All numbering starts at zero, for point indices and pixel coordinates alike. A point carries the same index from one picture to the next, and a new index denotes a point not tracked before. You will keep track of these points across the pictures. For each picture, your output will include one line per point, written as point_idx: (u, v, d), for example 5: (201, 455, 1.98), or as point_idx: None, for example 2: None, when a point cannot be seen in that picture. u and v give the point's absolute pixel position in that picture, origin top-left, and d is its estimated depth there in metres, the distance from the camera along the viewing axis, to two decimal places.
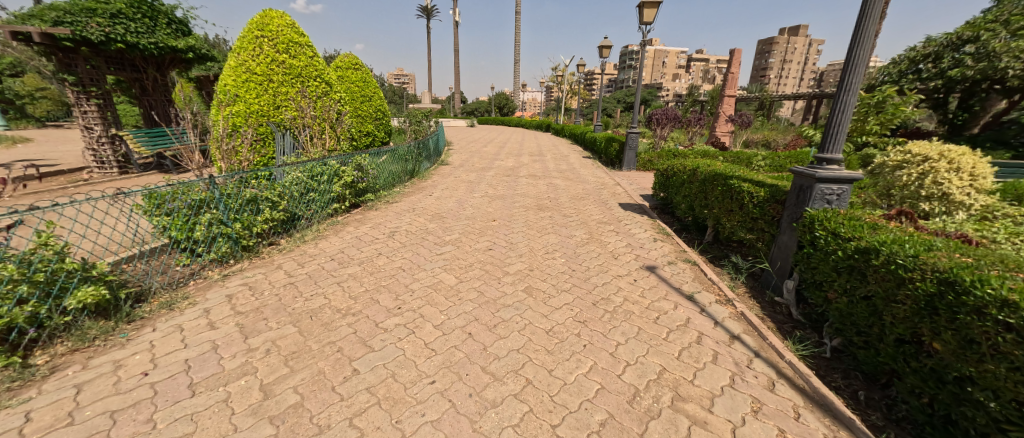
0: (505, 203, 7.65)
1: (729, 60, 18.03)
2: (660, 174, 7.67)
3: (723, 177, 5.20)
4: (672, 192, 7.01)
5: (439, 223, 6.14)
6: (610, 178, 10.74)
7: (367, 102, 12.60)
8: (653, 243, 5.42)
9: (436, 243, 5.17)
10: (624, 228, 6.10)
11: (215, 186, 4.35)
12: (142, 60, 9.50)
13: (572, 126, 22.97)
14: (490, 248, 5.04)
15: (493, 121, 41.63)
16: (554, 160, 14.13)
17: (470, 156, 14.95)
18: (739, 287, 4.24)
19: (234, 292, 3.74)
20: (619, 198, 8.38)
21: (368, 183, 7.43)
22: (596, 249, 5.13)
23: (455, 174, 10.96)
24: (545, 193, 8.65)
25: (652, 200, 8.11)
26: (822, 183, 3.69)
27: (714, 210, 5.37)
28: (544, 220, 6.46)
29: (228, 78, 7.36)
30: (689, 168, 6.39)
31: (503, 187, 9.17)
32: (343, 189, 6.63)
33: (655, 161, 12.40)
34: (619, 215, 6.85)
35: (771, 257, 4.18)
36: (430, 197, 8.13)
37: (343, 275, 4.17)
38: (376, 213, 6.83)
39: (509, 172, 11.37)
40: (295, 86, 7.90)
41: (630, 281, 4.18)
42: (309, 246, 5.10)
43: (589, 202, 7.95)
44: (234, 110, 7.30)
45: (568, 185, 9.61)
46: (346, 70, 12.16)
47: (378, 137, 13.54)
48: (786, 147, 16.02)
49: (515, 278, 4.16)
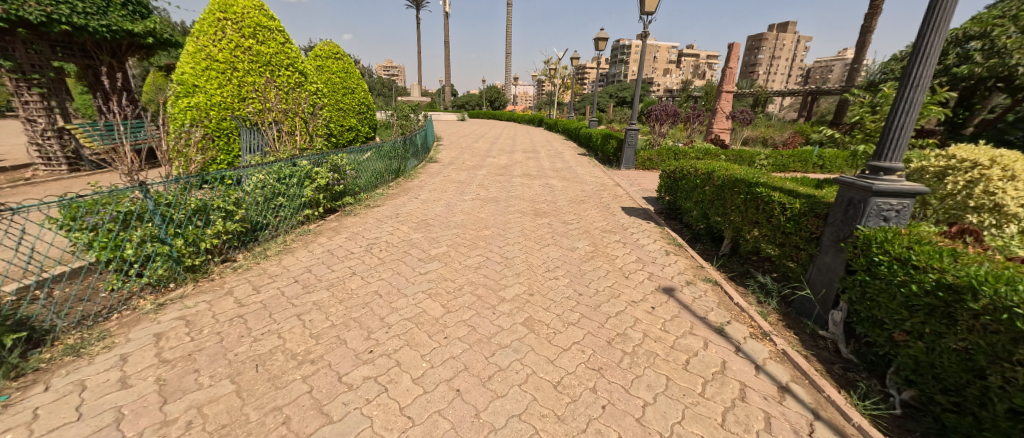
0: (498, 208, 6.97)
1: (727, 55, 17.49)
2: (667, 176, 7.06)
3: (746, 183, 4.58)
4: (681, 196, 6.39)
5: (423, 232, 5.44)
6: (609, 178, 10.13)
7: (349, 95, 11.81)
8: (666, 258, 4.81)
9: (420, 259, 4.49)
10: (632, 238, 5.48)
11: (148, 194, 3.61)
12: (93, 44, 8.56)
13: (566, 121, 22.31)
14: (482, 265, 4.39)
15: (484, 115, 40.74)
16: (548, 158, 13.45)
17: (461, 152, 14.21)
18: (772, 314, 3.65)
19: (164, 330, 3.05)
20: (621, 201, 7.76)
21: (346, 184, 6.69)
22: (603, 266, 4.51)
23: (443, 173, 10.21)
24: (541, 195, 8.00)
25: (658, 204, 7.50)
26: (879, 197, 3.07)
27: (734, 220, 4.75)
28: (543, 229, 5.82)
29: (187, 66, 6.60)
30: (702, 170, 5.77)
31: (495, 189, 8.49)
32: (316, 192, 5.89)
33: (654, 159, 11.81)
34: (624, 222, 6.24)
35: (811, 281, 3.57)
36: (415, 200, 7.40)
37: (305, 303, 3.48)
38: (354, 220, 6.11)
39: (502, 171, 10.67)
40: (263, 76, 7.12)
41: (646, 308, 3.56)
42: (270, 261, 4.38)
43: (590, 206, 7.31)
44: (193, 101, 6.55)
45: (565, 186, 8.96)
46: (326, 59, 11.37)
47: (362, 132, 12.76)
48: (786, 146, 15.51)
49: (512, 305, 3.51)
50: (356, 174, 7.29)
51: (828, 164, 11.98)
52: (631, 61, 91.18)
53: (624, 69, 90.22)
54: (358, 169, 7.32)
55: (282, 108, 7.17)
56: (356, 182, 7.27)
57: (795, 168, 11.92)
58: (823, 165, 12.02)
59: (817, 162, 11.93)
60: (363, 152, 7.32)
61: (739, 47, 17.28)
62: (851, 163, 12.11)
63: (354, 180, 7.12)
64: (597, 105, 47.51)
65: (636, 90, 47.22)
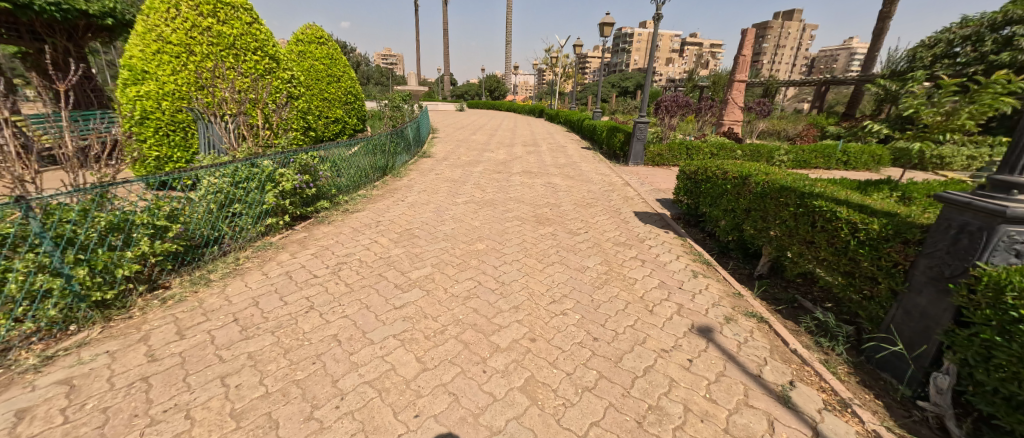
0: (494, 213, 6.14)
1: (740, 42, 16.49)
2: (687, 177, 6.19)
3: (798, 194, 3.70)
4: (704, 201, 5.53)
5: (404, 247, 4.62)
6: (617, 176, 9.31)
7: (334, 84, 11.02)
8: (695, 283, 3.98)
9: (395, 285, 3.67)
10: (652, 254, 4.66)
11: (35, 210, 2.81)
12: (43, 24, 7.79)
13: (569, 112, 21.37)
14: (472, 294, 3.57)
15: (483, 105, 39.67)
16: (550, 153, 12.57)
17: (456, 146, 13.33)
18: (841, 367, 2.86)
19: (34, 404, 2.28)
20: (632, 205, 6.91)
21: (320, 185, 5.86)
22: (620, 294, 3.69)
23: (436, 171, 9.34)
24: (543, 198, 7.16)
25: (675, 209, 6.65)
26: (1010, 224, 2.24)
27: (780, 237, 3.90)
28: (546, 240, 5.01)
29: (136, 49, 5.83)
30: (734, 172, 4.89)
31: (492, 189, 7.65)
32: (281, 197, 5.07)
33: (665, 154, 10.96)
34: (639, 232, 5.43)
35: (896, 326, 2.72)
36: (400, 204, 6.56)
37: (237, 355, 2.66)
38: (326, 229, 5.28)
39: (500, 168, 9.81)
40: (226, 61, 6.23)
41: (683, 362, 2.75)
42: (211, 290, 3.56)
43: (598, 210, 6.48)
44: (142, 90, 5.82)
45: (569, 186, 8.10)
46: (308, 44, 10.65)
47: (350, 124, 11.94)
48: (802, 140, 14.60)
49: (507, 358, 2.71)
50: (334, 173, 6.45)
51: (853, 160, 11.04)
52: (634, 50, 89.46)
53: (626, 59, 88.64)
54: (336, 167, 6.49)
55: (248, 99, 6.31)
56: (333, 182, 6.45)
57: (817, 164, 11.01)
58: (848, 161, 11.08)
59: (841, 158, 11.02)
60: (342, 148, 6.48)
61: (752, 33, 16.24)
62: (878, 159, 11.15)
63: (330, 181, 6.30)
64: (600, 96, 46.31)
65: (639, 80, 45.99)
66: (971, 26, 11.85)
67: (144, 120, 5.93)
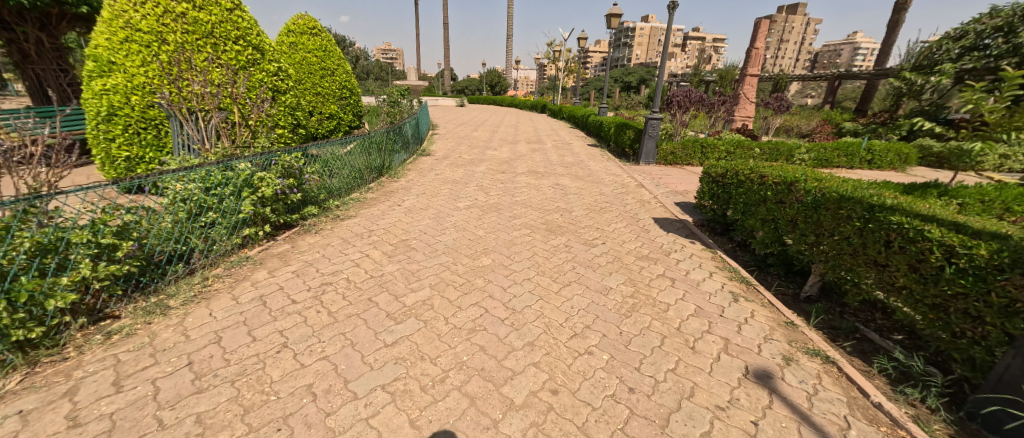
0: (500, 220, 5.57)
1: (753, 33, 15.77)
2: (714, 179, 5.60)
3: (866, 205, 3.12)
4: (736, 208, 4.95)
5: (400, 263, 4.06)
6: (629, 176, 8.75)
7: (328, 78, 10.45)
8: (737, 309, 3.41)
9: (387, 314, 3.11)
10: (681, 272, 4.09)
11: None
12: (10, 12, 7.20)
13: (573, 107, 20.75)
14: (479, 325, 3.01)
15: (483, 100, 38.98)
16: (556, 150, 12.01)
17: (457, 143, 12.75)
18: (937, 428, 2.31)
19: None
20: (650, 210, 6.34)
21: (308, 188, 5.29)
22: (653, 324, 3.13)
23: (436, 170, 8.77)
24: (552, 202, 6.59)
25: (698, 215, 6.08)
26: None
27: (838, 256, 3.34)
28: (560, 254, 4.44)
29: (103, 37, 5.28)
30: (775, 176, 4.30)
31: (497, 192, 7.07)
32: (261, 204, 4.50)
33: (678, 152, 10.37)
34: (663, 243, 4.87)
35: (1013, 383, 2.19)
36: (397, 209, 5.98)
37: (183, 419, 2.12)
38: (312, 239, 4.71)
39: (504, 167, 9.23)
40: (203, 51, 5.65)
41: (745, 427, 2.20)
42: (168, 321, 2.98)
43: (614, 216, 5.91)
44: (109, 83, 5.26)
45: (579, 188, 7.52)
46: (300, 35, 10.09)
47: (345, 120, 11.36)
48: (819, 136, 14.00)
49: (525, 421, 2.17)
50: (323, 174, 5.87)
51: (877, 159, 10.44)
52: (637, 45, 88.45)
53: (629, 53, 87.62)
54: (326, 168, 5.92)
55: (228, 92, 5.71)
56: (321, 185, 5.88)
57: (839, 163, 10.44)
58: (872, 160, 10.48)
59: (864, 156, 10.43)
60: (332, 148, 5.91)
61: (766, 24, 15.35)
62: (905, 157, 10.53)
63: (319, 183, 5.73)
64: (602, 91, 45.61)
65: (642, 74, 45.23)
66: (1002, 15, 11.19)
67: (113, 116, 5.37)
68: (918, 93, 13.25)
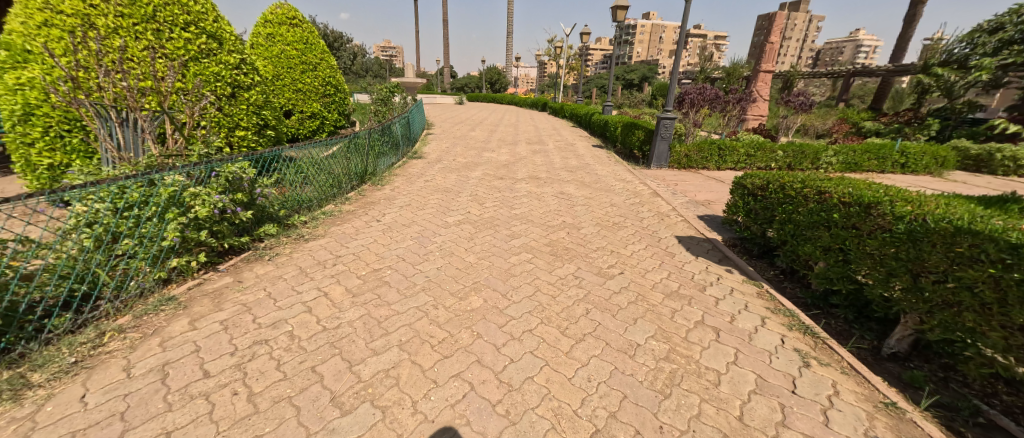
0: (496, 240, 4.69)
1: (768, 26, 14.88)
2: (751, 191, 4.72)
3: (1004, 244, 2.27)
4: (783, 228, 4.06)
5: (366, 305, 3.17)
6: (642, 182, 7.86)
7: (309, 73, 9.58)
8: (813, 380, 2.53)
9: (332, 397, 2.23)
10: (725, 318, 3.19)
11: None
12: None
13: (574, 105, 19.81)
14: (461, 417, 2.16)
15: (483, 98, 38.08)
16: (559, 152, 11.12)
17: (453, 144, 11.83)
18: None
19: None
20: (671, 226, 5.47)
21: (263, 203, 4.38)
22: (705, 411, 2.25)
23: (426, 176, 7.89)
24: (557, 215, 5.71)
25: (728, 232, 5.20)
26: None
27: (953, 312, 2.47)
28: (570, 290, 3.56)
29: (16, 21, 4.40)
30: (842, 192, 3.43)
31: (494, 203, 6.20)
32: (194, 226, 3.59)
33: (693, 155, 9.46)
34: (694, 273, 3.99)
35: None
36: (375, 225, 5.09)
37: None
38: (263, 268, 3.81)
39: (503, 172, 8.35)
40: (141, 38, 4.77)
41: None
42: (15, 412, 2.11)
43: (630, 234, 5.03)
44: (22, 76, 4.35)
45: (587, 198, 6.64)
46: (278, 26, 9.24)
47: (330, 120, 10.45)
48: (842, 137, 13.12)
49: None
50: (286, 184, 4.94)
51: (911, 162, 9.53)
52: (638, 42, 87.40)
53: (631, 50, 86.58)
54: (292, 175, 5.13)
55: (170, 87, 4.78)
56: (284, 196, 5.04)
57: (869, 167, 9.55)
58: (906, 163, 9.57)
59: (898, 159, 9.52)
60: (304, 151, 5.22)
61: (781, 16, 14.42)
62: (942, 161, 9.62)
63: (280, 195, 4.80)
64: (604, 89, 44.62)
65: (644, 72, 44.45)
66: None
67: (29, 117, 4.45)
68: (949, 90, 12.46)
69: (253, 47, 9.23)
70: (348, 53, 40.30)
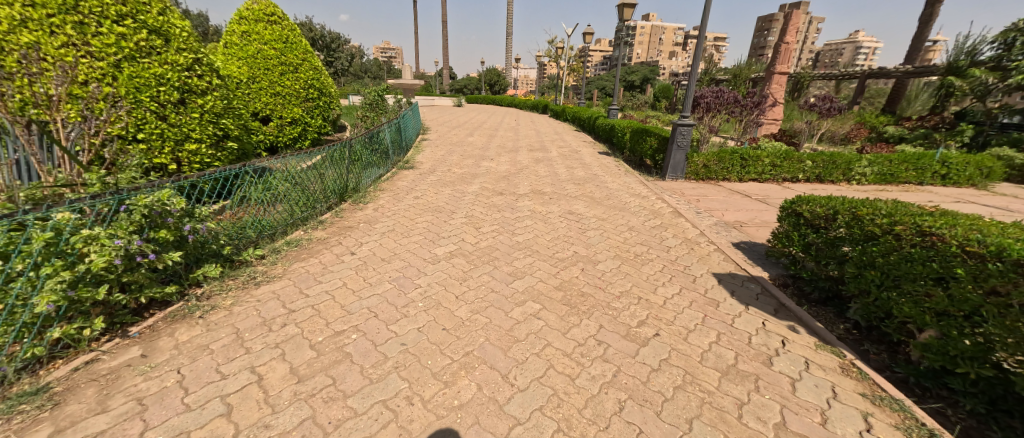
0: (495, 282, 3.80)
1: (784, 27, 14.30)
2: (811, 221, 3.84)
3: None
4: (864, 274, 3.17)
5: (313, 400, 2.29)
6: (660, 198, 6.99)
7: (289, 76, 8.73)
8: None
9: None
10: (814, 417, 2.31)
11: None
12: None
13: (577, 107, 18.91)
14: None
15: (483, 100, 37.29)
16: (563, 161, 10.27)
17: (449, 151, 10.94)
18: None
19: None
20: (703, 258, 4.56)
21: (200, 239, 3.46)
22: None
23: (416, 191, 7.02)
24: (567, 244, 4.82)
25: (776, 267, 4.30)
26: None
27: None
28: (593, 367, 2.66)
29: None
30: (967, 239, 2.59)
31: (492, 227, 5.31)
32: (91, 280, 2.66)
33: (712, 165, 8.56)
34: (751, 334, 3.09)
35: None
36: (347, 259, 4.20)
37: None
38: (189, 330, 2.91)
39: (503, 186, 7.47)
40: (55, 34, 3.91)
41: None
42: None
43: (656, 271, 4.15)
44: None
45: (599, 219, 5.76)
46: (253, 23, 8.39)
47: (314, 126, 9.47)
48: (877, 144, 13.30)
49: None
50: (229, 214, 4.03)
51: (954, 173, 8.65)
52: (638, 44, 86.84)
53: (631, 52, 85.97)
54: (258, 194, 4.43)
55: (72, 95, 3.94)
56: (244, 219, 4.26)
57: (906, 178, 8.66)
58: (947, 174, 8.69)
59: (938, 170, 8.63)
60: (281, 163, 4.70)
61: (798, 16, 13.85)
62: (988, 172, 8.74)
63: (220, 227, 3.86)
64: (605, 91, 43.92)
65: (645, 74, 43.56)
66: None
67: None
68: (985, 93, 11.76)
69: (226, 47, 8.39)
70: (347, 53, 39.62)
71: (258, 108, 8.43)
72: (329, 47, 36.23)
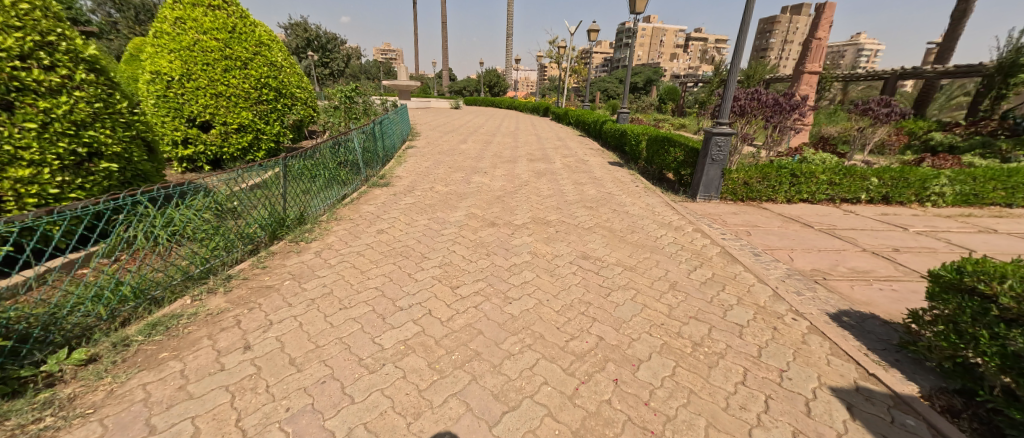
0: (471, 421, 2.21)
1: (817, 21, 12.70)
2: (1018, 316, 2.23)
3: None
4: None
5: None
6: (699, 230, 5.36)
7: (235, 73, 7.10)
8: None
9: None
10: None
11: None
12: None
13: (582, 110, 17.27)
14: None
15: (482, 102, 35.65)
16: (570, 174, 8.66)
17: (435, 162, 9.34)
18: None
19: None
20: (799, 348, 2.93)
21: None
22: None
23: (382, 219, 5.40)
24: (587, 320, 3.19)
25: (926, 373, 2.67)
26: None
27: None
28: None
29: None
30: None
31: (475, 285, 3.69)
32: None
33: (754, 183, 6.92)
34: None
35: None
36: (233, 361, 2.57)
37: None
38: None
39: (495, 212, 5.84)
40: None
41: None
42: None
43: (737, 384, 2.53)
44: None
45: (626, 268, 4.15)
46: (189, 6, 6.72)
47: (269, 134, 7.82)
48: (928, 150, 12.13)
49: None
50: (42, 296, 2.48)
51: None
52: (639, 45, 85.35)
53: (632, 53, 84.48)
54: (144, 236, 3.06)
55: None
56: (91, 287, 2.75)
57: (993, 199, 7.03)
58: None
59: None
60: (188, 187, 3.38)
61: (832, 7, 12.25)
62: None
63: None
64: (608, 92, 42.33)
65: (651, 75, 41.90)
66: None
67: None
68: None
69: (156, 37, 6.66)
70: (343, 53, 37.97)
71: (195, 112, 6.76)
72: (325, 48, 34.56)
